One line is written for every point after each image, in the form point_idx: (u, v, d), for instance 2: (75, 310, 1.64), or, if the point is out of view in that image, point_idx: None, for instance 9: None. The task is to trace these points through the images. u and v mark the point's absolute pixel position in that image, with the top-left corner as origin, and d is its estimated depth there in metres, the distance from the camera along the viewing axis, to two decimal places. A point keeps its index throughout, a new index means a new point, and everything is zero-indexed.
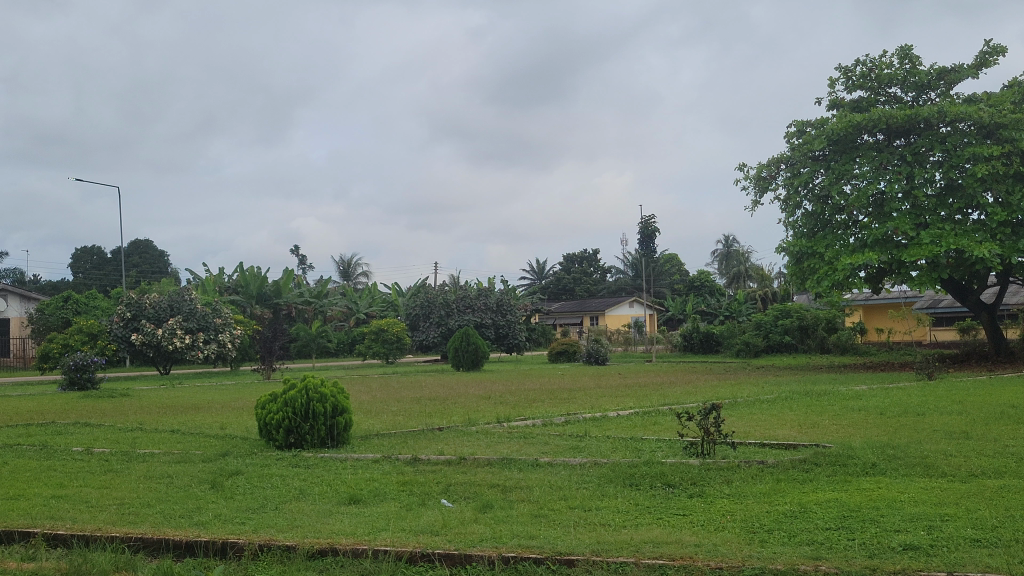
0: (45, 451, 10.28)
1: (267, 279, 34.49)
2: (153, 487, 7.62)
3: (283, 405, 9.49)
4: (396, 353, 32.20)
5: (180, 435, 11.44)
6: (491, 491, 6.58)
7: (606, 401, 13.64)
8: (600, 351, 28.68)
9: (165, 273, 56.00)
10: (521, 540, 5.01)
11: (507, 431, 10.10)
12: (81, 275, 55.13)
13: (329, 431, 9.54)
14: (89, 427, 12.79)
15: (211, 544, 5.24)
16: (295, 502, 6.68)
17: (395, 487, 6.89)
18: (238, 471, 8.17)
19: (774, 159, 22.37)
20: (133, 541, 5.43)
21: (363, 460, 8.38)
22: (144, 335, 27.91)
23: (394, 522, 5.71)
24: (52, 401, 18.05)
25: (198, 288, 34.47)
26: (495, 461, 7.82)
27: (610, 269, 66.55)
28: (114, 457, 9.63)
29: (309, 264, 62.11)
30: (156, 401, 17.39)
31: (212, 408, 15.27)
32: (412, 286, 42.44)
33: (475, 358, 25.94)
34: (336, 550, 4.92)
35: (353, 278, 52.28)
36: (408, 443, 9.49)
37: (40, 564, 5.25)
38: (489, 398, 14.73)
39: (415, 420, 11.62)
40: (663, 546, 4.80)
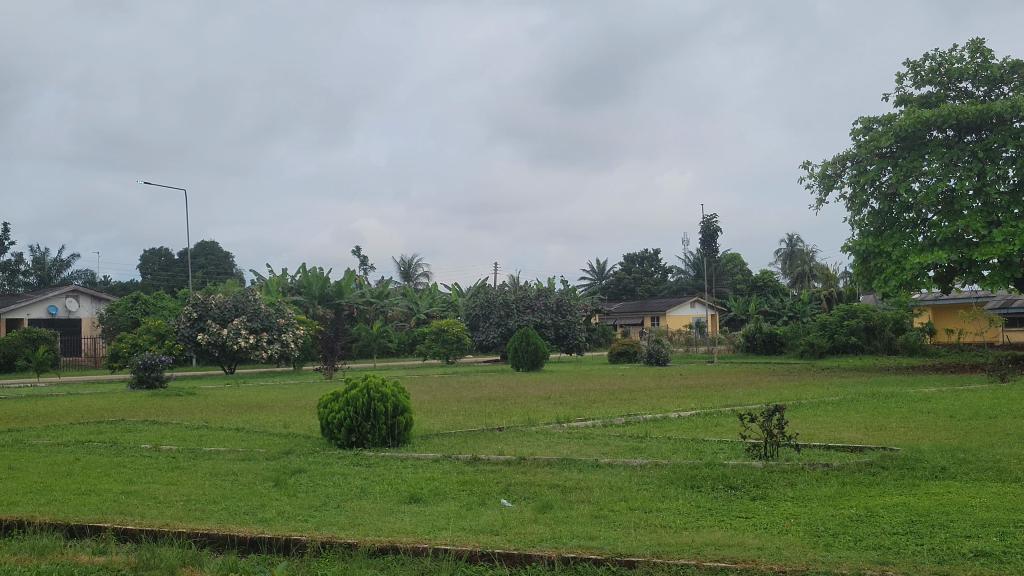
0: (116, 448, 10.55)
1: (329, 280, 34.92)
2: (218, 484, 7.77)
3: (344, 404, 9.59)
4: (456, 352, 32.32)
5: (245, 433, 11.65)
6: (551, 491, 6.57)
7: (668, 402, 13.54)
8: (662, 351, 28.49)
9: (230, 274, 57.03)
10: (581, 540, 4.98)
11: (567, 432, 10.07)
12: (150, 276, 56.50)
13: (390, 430, 9.61)
14: (158, 425, 13.10)
15: (275, 541, 5.30)
16: (356, 500, 6.74)
17: (455, 487, 6.91)
18: (301, 469, 8.27)
19: (840, 157, 21.96)
20: (199, 537, 5.53)
21: (423, 459, 8.42)
22: (209, 335, 28.47)
23: (454, 521, 5.73)
24: (122, 399, 18.52)
25: (262, 288, 35.07)
26: (555, 461, 7.81)
27: (671, 269, 65.99)
28: (181, 454, 9.85)
29: (370, 265, 62.80)
30: (222, 400, 17.72)
31: (277, 407, 15.53)
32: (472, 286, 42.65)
33: (535, 357, 25.94)
34: (396, 549, 4.95)
35: (413, 279, 52.69)
36: (468, 443, 9.51)
37: (111, 558, 5.37)
38: (549, 398, 14.71)
39: (475, 420, 11.67)
40: (725, 549, 4.74)
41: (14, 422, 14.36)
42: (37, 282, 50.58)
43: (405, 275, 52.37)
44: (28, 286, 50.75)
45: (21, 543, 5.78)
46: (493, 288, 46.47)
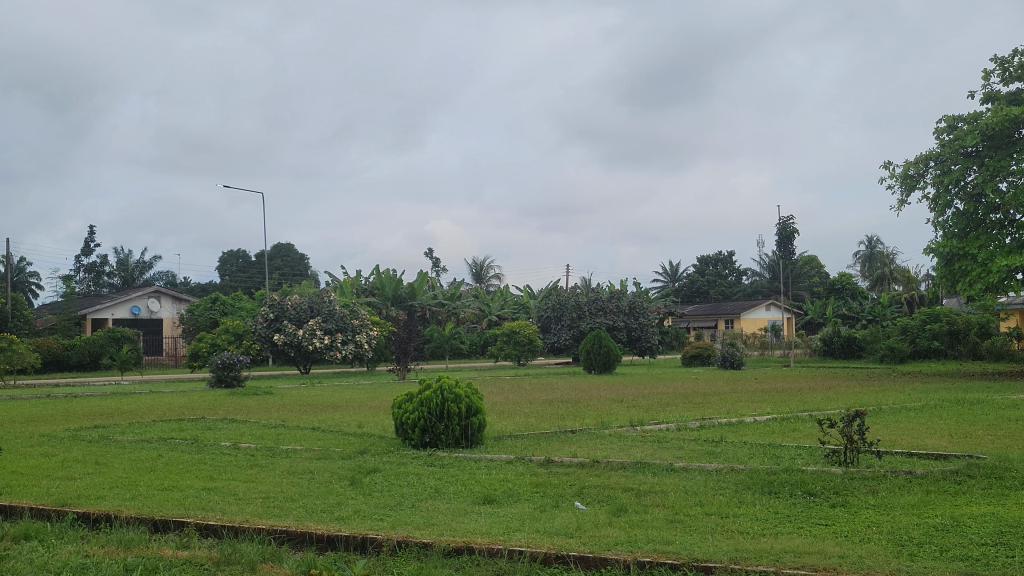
0: (196, 445, 10.80)
1: (402, 282, 35.31)
2: (296, 482, 7.89)
3: (418, 405, 9.68)
4: (527, 354, 32.33)
5: (321, 432, 11.82)
6: (626, 494, 6.53)
7: (744, 406, 13.35)
8: (736, 355, 28.15)
9: (305, 275, 58.01)
10: (657, 545, 4.94)
11: (641, 435, 10.01)
12: (228, 277, 57.76)
13: (464, 431, 9.65)
14: (236, 423, 13.37)
15: (352, 539, 5.36)
16: (431, 501, 6.78)
17: (528, 488, 6.92)
18: (376, 468, 8.37)
19: (923, 156, 21.42)
20: (278, 533, 5.63)
21: (496, 461, 8.45)
22: (285, 335, 28.99)
23: (528, 522, 5.74)
24: (201, 398, 18.98)
25: (336, 289, 35.64)
26: (629, 464, 7.76)
27: (746, 272, 65.10)
28: (259, 452, 10.05)
29: (442, 268, 63.28)
30: (298, 400, 18.04)
31: (351, 407, 15.75)
32: (544, 288, 42.67)
33: (608, 360, 25.84)
34: (472, 549, 4.98)
35: (485, 280, 52.93)
36: (541, 445, 9.51)
37: (194, 552, 5.51)
38: (623, 401, 14.62)
39: (547, 422, 11.67)
40: (805, 556, 4.66)
41: (101, 418, 14.85)
42: (121, 282, 52.11)
43: (477, 277, 52.62)
44: (113, 286, 52.33)
45: (107, 536, 5.96)
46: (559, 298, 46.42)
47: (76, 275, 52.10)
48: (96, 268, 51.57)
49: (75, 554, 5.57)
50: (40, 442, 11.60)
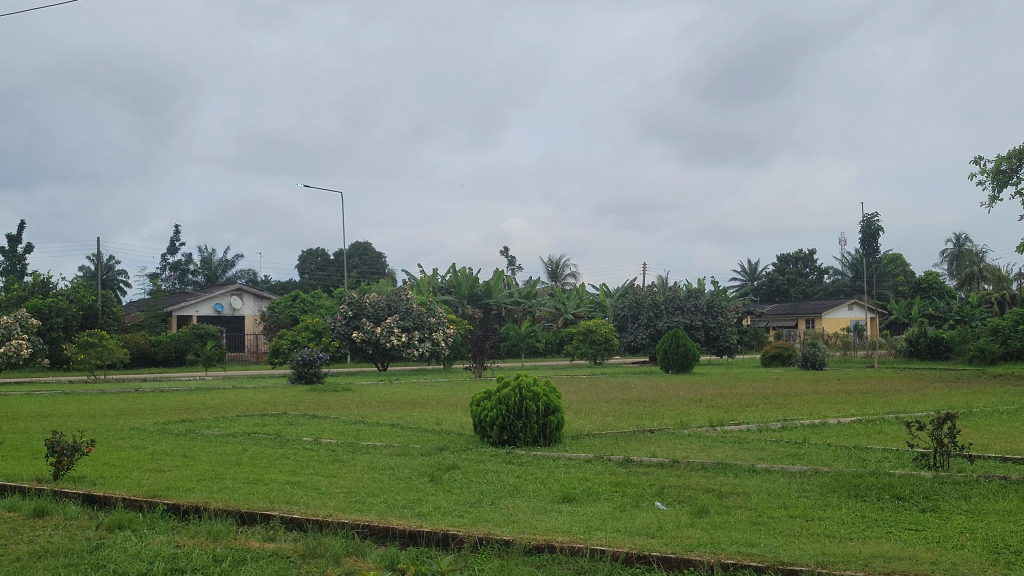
0: (278, 441, 11.02)
1: (478, 280, 35.59)
2: (376, 478, 8.01)
3: (497, 403, 9.73)
4: (604, 353, 32.25)
5: (399, 429, 11.98)
6: (707, 496, 6.47)
7: (827, 407, 13.09)
8: (817, 355, 27.63)
9: (383, 274, 58.76)
10: (741, 547, 4.89)
11: (721, 435, 9.90)
12: (307, 275, 58.84)
13: (542, 430, 9.67)
14: (317, 419, 13.62)
15: (433, 535, 5.40)
16: (511, 498, 6.82)
17: (608, 487, 6.92)
18: (456, 465, 8.44)
19: (1016, 151, 20.73)
20: (362, 528, 5.71)
21: (575, 459, 8.44)
22: (363, 333, 29.54)
23: (609, 521, 5.73)
24: (283, 393, 19.39)
25: (413, 287, 36.03)
26: (710, 465, 7.68)
27: (828, 270, 63.87)
28: (340, 448, 10.21)
29: (517, 266, 63.47)
30: (376, 396, 18.30)
31: (429, 403, 15.93)
32: (620, 287, 42.45)
33: (685, 360, 25.59)
34: (553, 548, 4.98)
35: (560, 279, 52.91)
36: (620, 444, 9.48)
37: (280, 545, 5.63)
38: (703, 401, 14.51)
39: (626, 421, 11.63)
40: (895, 562, 4.56)
41: (187, 412, 15.29)
42: (205, 281, 53.49)
43: (552, 275, 52.65)
44: (197, 284, 53.75)
45: (197, 527, 6.13)
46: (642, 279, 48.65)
47: (162, 273, 53.69)
48: (181, 267, 53.06)
49: (168, 544, 5.74)
50: (129, 435, 12.00)
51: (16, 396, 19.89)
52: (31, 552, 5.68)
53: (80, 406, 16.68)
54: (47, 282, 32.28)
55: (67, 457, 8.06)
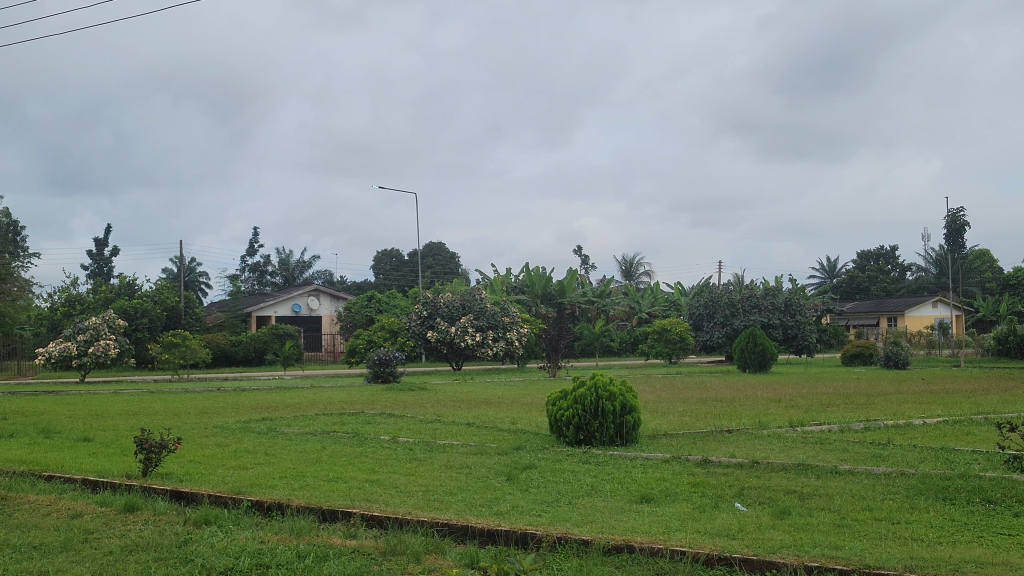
0: (357, 439, 11.17)
1: (551, 279, 35.71)
2: (453, 476, 8.08)
3: (573, 402, 9.75)
4: (679, 353, 31.95)
5: (476, 428, 12.03)
6: (789, 497, 6.37)
7: (912, 408, 12.77)
8: (901, 354, 26.95)
9: (456, 274, 59.10)
10: (825, 549, 4.81)
11: (801, 436, 9.74)
12: (382, 276, 59.52)
13: (618, 429, 9.63)
14: (394, 418, 13.76)
15: (512, 534, 5.43)
16: (588, 498, 6.81)
17: (686, 488, 6.85)
18: (532, 465, 8.45)
19: None
20: (441, 526, 5.76)
21: (652, 459, 8.39)
22: (438, 332, 29.74)
23: (689, 522, 5.69)
24: (359, 392, 19.69)
25: (487, 287, 36.21)
26: (790, 466, 7.56)
27: (910, 267, 62.30)
28: (417, 446, 10.30)
29: (591, 265, 63.29)
30: (451, 395, 18.43)
31: (504, 402, 15.98)
32: (695, 285, 42.00)
33: (763, 359, 25.21)
34: (632, 548, 4.97)
35: (635, 278, 52.59)
36: (697, 444, 9.39)
37: (361, 542, 5.72)
38: (781, 401, 14.28)
39: (703, 421, 11.52)
40: (987, 568, 4.43)
41: (268, 411, 15.65)
42: (283, 282, 54.50)
43: (626, 274, 52.44)
44: (275, 286, 54.78)
45: (280, 524, 6.27)
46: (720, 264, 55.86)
47: (242, 274, 54.97)
48: (260, 268, 54.26)
49: (252, 540, 5.88)
50: (212, 432, 12.31)
51: (103, 394, 20.53)
52: (124, 546, 5.87)
53: (165, 405, 17.12)
54: (133, 284, 33.28)
55: (155, 455, 8.30)
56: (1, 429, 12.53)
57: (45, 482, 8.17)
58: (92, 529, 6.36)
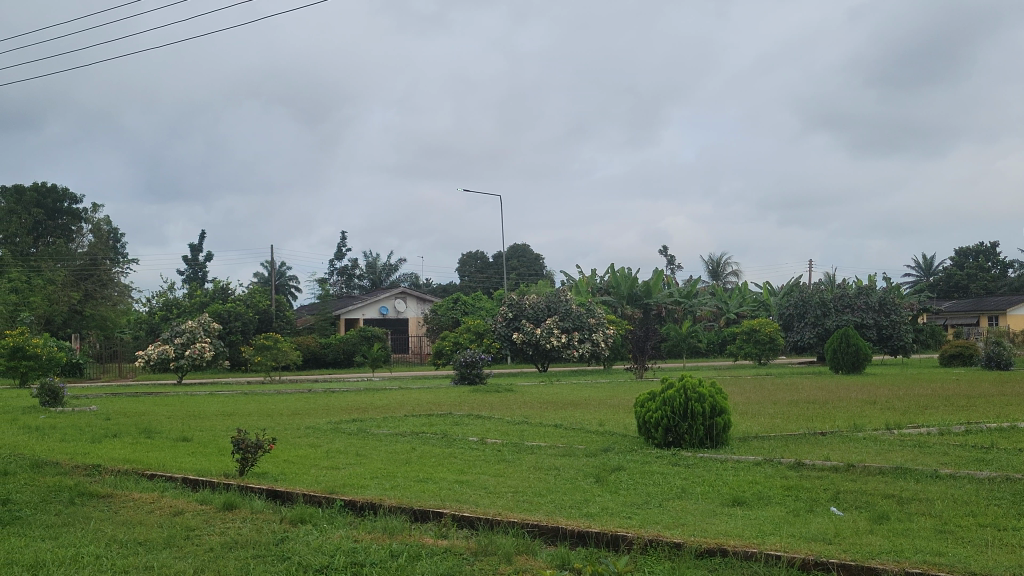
0: (446, 440, 11.29)
1: (637, 280, 35.55)
2: (542, 478, 8.10)
3: (661, 404, 9.68)
4: (769, 353, 31.38)
5: (563, 429, 12.04)
6: (886, 501, 6.20)
7: (1015, 410, 12.32)
8: (1003, 354, 25.96)
9: (541, 275, 59.17)
10: (927, 555, 4.67)
11: (898, 439, 9.48)
12: (468, 278, 59.97)
13: (708, 431, 9.51)
14: (482, 419, 13.88)
15: (602, 535, 5.41)
16: (679, 500, 6.76)
17: (779, 491, 6.73)
18: (620, 466, 8.42)
19: None
20: (531, 527, 5.79)
21: (743, 462, 8.27)
22: (524, 334, 29.90)
23: (784, 526, 5.58)
24: (447, 394, 19.92)
25: (572, 288, 36.21)
26: (888, 470, 7.37)
27: (1013, 264, 60.05)
28: (505, 447, 10.37)
29: (677, 265, 62.73)
30: (538, 397, 18.49)
31: (591, 404, 16.02)
32: (785, 285, 41.21)
33: (856, 360, 24.60)
34: (726, 551, 4.92)
35: (722, 278, 51.93)
36: (790, 447, 9.22)
37: (453, 541, 5.79)
38: (876, 402, 13.93)
39: (795, 423, 11.32)
40: None
41: (357, 412, 15.95)
42: (370, 284, 55.38)
43: (714, 274, 51.84)
44: (363, 288, 55.71)
45: (374, 523, 6.37)
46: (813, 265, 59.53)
47: (331, 278, 56.09)
48: (348, 272, 55.34)
49: (346, 539, 6.00)
50: (306, 433, 12.59)
51: (200, 395, 21.21)
52: (221, 543, 6.04)
53: (260, 406, 17.58)
54: (227, 289, 34.20)
55: (251, 454, 8.50)
56: (106, 429, 13.03)
57: (148, 480, 8.47)
58: (193, 526, 6.57)
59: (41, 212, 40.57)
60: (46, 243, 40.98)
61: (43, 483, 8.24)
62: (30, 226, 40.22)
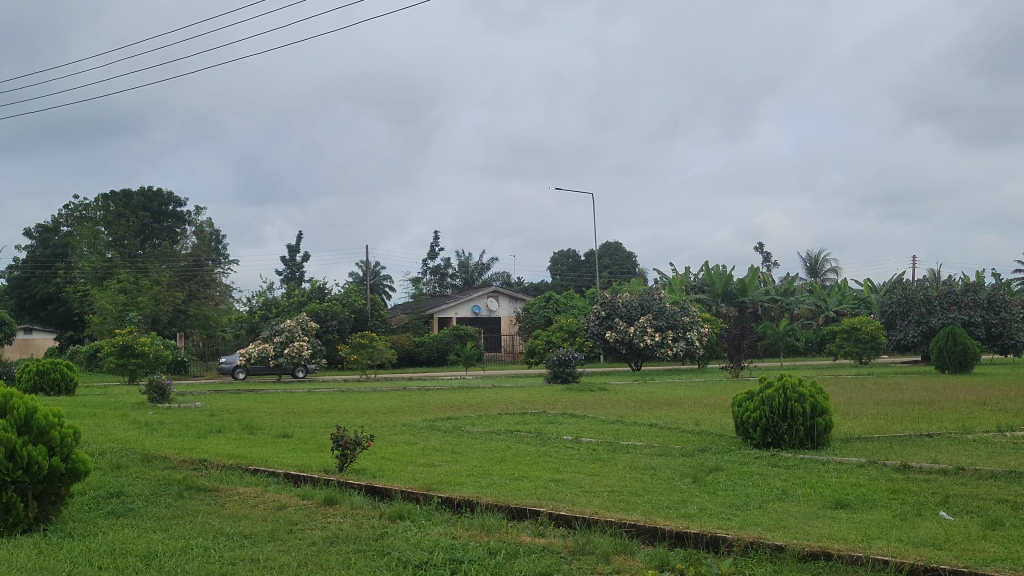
0: (541, 438, 11.33)
1: (732, 277, 35.02)
2: (639, 477, 8.04)
3: (760, 404, 9.52)
4: (870, 353, 30.52)
5: (659, 429, 11.93)
6: (1000, 506, 5.98)
7: None
8: None
9: (634, 273, 58.82)
10: None
11: (1009, 441, 9.13)
12: (560, 276, 59.98)
13: (809, 432, 9.31)
14: (576, 418, 13.85)
15: (701, 536, 5.35)
16: (779, 502, 6.63)
17: (884, 495, 6.54)
18: (718, 466, 8.32)
19: None
20: (630, 527, 5.76)
21: (846, 463, 8.07)
22: (617, 332, 29.84)
23: (889, 530, 5.44)
24: (541, 393, 19.93)
25: (666, 287, 35.93)
26: (1001, 473, 7.10)
27: None
28: (600, 446, 10.35)
29: (773, 262, 61.67)
30: (631, 396, 18.36)
31: (686, 403, 15.82)
32: (888, 281, 40.03)
33: (963, 359, 23.74)
34: (830, 555, 4.81)
35: (820, 275, 50.78)
36: (895, 448, 8.96)
37: (550, 541, 5.78)
38: (985, 403, 13.42)
39: (900, 424, 11.00)
40: None
41: (452, 410, 16.05)
42: (463, 283, 55.87)
43: (812, 271, 50.70)
44: (456, 287, 56.24)
45: (471, 520, 6.43)
46: (914, 259, 57.98)
47: (423, 277, 56.72)
48: (441, 271, 55.90)
49: (444, 535, 6.07)
50: (401, 430, 12.77)
51: (300, 393, 21.71)
52: (325, 537, 6.19)
53: (356, 404, 17.94)
54: (323, 288, 34.90)
55: (350, 451, 8.67)
56: (210, 425, 13.44)
57: (252, 475, 8.72)
58: (296, 521, 6.74)
59: (148, 215, 41.88)
60: (152, 245, 42.44)
61: (153, 477, 8.55)
62: (137, 228, 41.55)
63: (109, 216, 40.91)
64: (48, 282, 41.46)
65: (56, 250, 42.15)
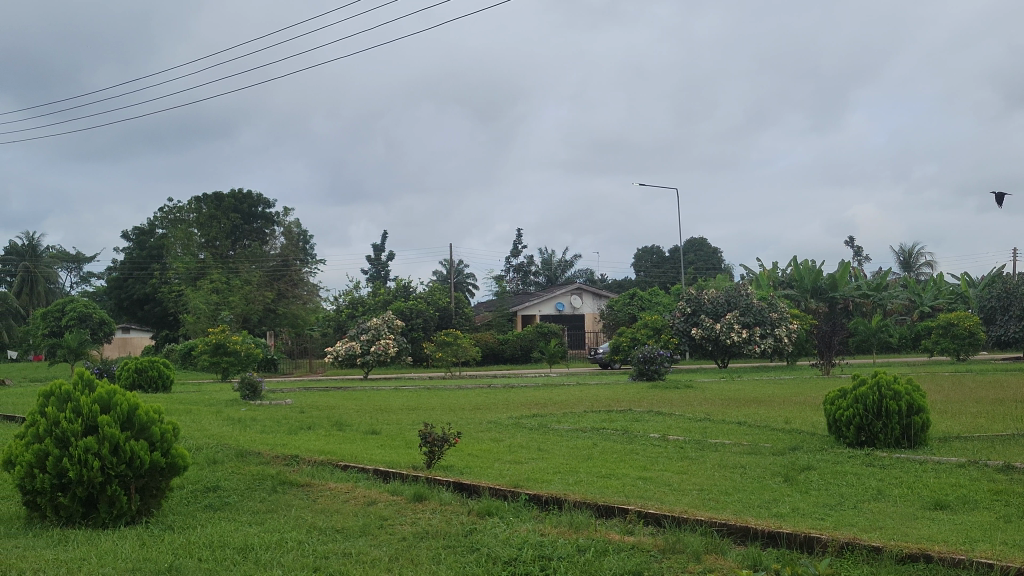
0: (627, 436, 11.27)
1: (821, 272, 34.30)
2: (728, 476, 7.92)
3: (853, 402, 9.30)
4: (968, 349, 29.53)
5: (747, 427, 11.74)
6: None
7: None
8: None
9: (720, 269, 58.04)
10: None
11: None
12: (644, 273, 59.53)
13: (905, 431, 9.07)
14: (663, 416, 13.72)
15: (795, 537, 5.25)
16: (876, 502, 6.48)
17: (987, 496, 6.32)
18: (810, 466, 8.14)
19: None
20: (720, 526, 5.69)
21: (944, 463, 7.83)
22: (703, 329, 29.59)
23: (993, 532, 5.27)
24: (626, 390, 19.83)
25: (753, 282, 35.41)
26: None
27: None
28: (688, 444, 10.24)
29: (864, 256, 60.12)
30: (719, 393, 18.12)
31: (777, 401, 15.51)
32: (986, 275, 38.67)
33: None
34: (929, 557, 4.68)
35: (915, 270, 49.30)
36: (996, 448, 8.66)
37: (639, 539, 5.73)
38: None
39: (1000, 423, 10.63)
40: None
41: (537, 408, 16.06)
42: (546, 281, 55.90)
43: (905, 265, 49.28)
44: (539, 285, 56.32)
45: (559, 517, 6.43)
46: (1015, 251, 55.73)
47: (507, 275, 56.92)
48: (524, 269, 55.98)
49: (533, 532, 6.09)
50: (488, 428, 12.85)
51: (386, 390, 22.00)
52: (415, 533, 6.26)
53: (442, 401, 18.06)
54: (409, 286, 35.31)
55: (438, 448, 8.75)
56: (301, 423, 13.70)
57: (341, 471, 8.87)
58: (387, 516, 6.83)
59: (238, 216, 42.87)
60: (242, 246, 43.44)
61: (247, 472, 8.76)
62: (229, 229, 42.64)
63: (201, 218, 42.02)
64: (144, 283, 42.83)
65: (152, 252, 43.47)
